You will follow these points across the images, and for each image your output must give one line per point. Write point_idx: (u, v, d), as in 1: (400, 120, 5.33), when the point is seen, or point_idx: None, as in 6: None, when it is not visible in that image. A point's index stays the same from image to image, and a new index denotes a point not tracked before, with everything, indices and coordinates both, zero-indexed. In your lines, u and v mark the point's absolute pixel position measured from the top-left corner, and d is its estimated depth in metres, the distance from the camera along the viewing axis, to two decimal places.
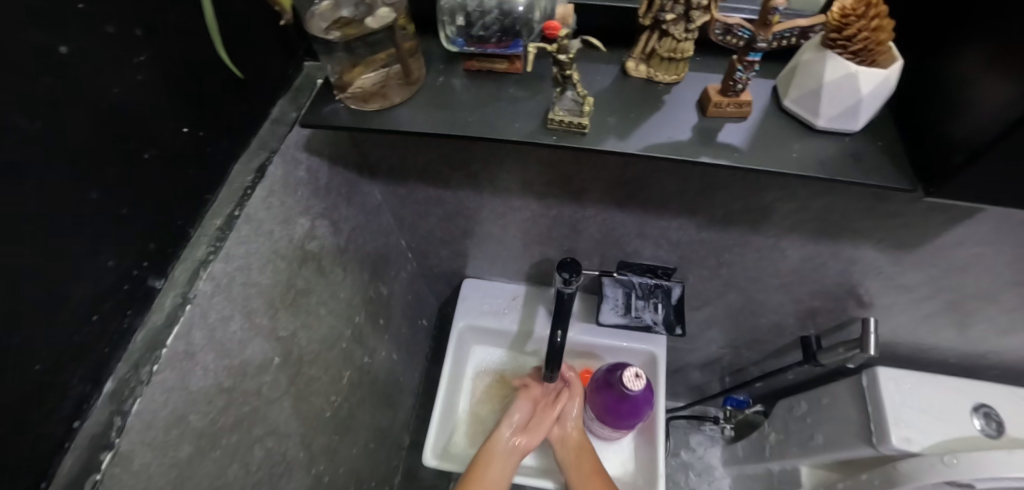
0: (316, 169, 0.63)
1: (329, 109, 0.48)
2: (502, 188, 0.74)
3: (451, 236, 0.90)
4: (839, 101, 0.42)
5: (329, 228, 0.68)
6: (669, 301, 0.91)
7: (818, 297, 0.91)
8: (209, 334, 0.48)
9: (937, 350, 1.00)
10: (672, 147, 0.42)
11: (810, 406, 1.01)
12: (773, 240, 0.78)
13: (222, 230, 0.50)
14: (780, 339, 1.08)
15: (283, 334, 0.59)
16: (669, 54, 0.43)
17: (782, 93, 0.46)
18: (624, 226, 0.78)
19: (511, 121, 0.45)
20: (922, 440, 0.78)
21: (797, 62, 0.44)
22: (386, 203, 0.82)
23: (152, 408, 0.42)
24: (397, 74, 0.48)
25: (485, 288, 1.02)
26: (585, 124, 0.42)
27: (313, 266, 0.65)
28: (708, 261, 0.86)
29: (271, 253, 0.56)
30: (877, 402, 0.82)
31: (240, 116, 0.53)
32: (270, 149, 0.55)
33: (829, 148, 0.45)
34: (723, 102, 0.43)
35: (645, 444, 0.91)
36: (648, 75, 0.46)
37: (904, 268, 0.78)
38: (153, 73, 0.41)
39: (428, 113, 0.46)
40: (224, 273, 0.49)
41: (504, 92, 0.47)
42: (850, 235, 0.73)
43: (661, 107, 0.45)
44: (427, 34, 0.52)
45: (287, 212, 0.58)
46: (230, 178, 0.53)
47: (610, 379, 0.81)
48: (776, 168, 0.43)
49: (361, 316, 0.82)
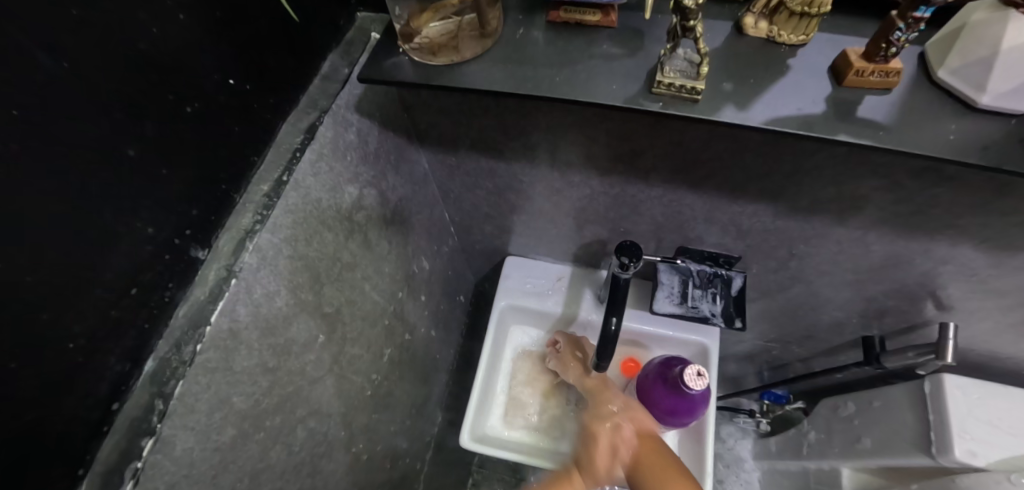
0: (366, 132, 0.57)
1: (391, 63, 0.42)
2: (560, 161, 0.67)
3: (498, 210, 0.85)
4: (1017, 73, 0.34)
5: (377, 197, 0.63)
6: (728, 292, 0.83)
7: (893, 297, 0.82)
8: (254, 310, 0.44)
9: (1014, 360, 0.90)
10: (802, 121, 0.36)
11: (859, 407, 0.94)
12: (857, 234, 0.69)
13: (270, 197, 0.45)
14: (837, 338, 1.00)
15: (328, 310, 0.55)
16: (801, 7, 0.36)
17: (936, 62, 0.38)
18: (691, 209, 0.71)
19: (607, 82, 0.38)
20: (988, 455, 0.71)
21: (961, 24, 0.36)
22: (433, 174, 0.77)
23: (194, 391, 0.39)
24: (471, 25, 0.42)
25: (529, 267, 0.97)
26: (699, 89, 0.36)
27: (359, 238, 0.60)
28: (777, 252, 0.78)
29: (319, 223, 0.51)
30: (940, 410, 0.75)
31: (288, 70, 0.47)
32: (320, 108, 0.50)
33: (995, 131, 0.37)
34: (868, 69, 0.36)
35: (691, 442, 0.86)
36: (768, 34, 0.39)
37: (1004, 272, 0.69)
38: (195, 14, 0.36)
39: (505, 71, 0.40)
40: (271, 245, 0.45)
41: (597, 50, 0.40)
42: (951, 233, 0.64)
43: (786, 72, 0.38)
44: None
45: (335, 179, 0.53)
46: (278, 139, 0.48)
47: (666, 373, 0.75)
48: (928, 152, 0.35)
49: (402, 291, 0.77)
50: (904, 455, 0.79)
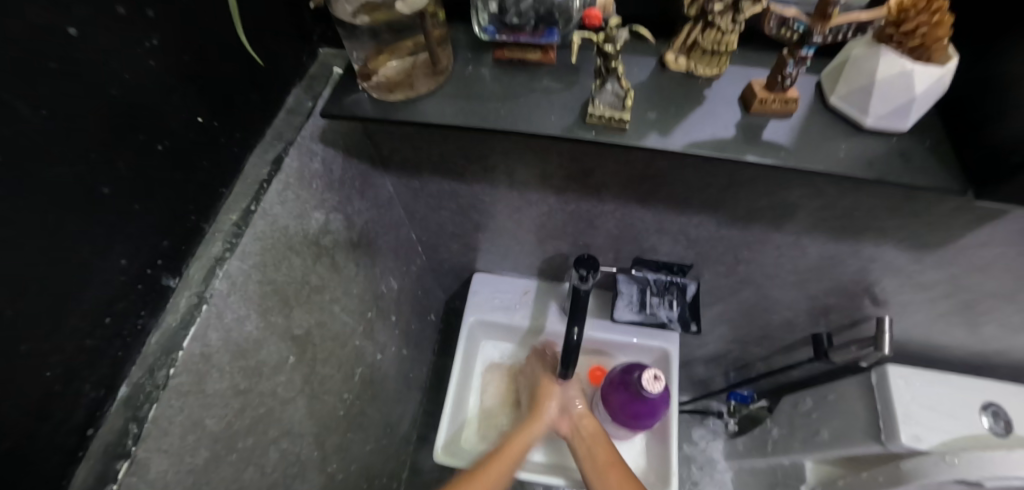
0: (331, 160, 0.60)
1: (352, 99, 0.45)
2: (518, 181, 0.72)
3: (463, 229, 0.88)
4: (889, 99, 0.40)
5: (343, 221, 0.65)
6: (684, 298, 0.89)
7: (832, 295, 0.89)
8: (226, 334, 0.46)
9: (947, 348, 0.98)
10: (716, 145, 0.41)
11: (816, 402, 1.00)
12: (793, 239, 0.76)
13: (239, 225, 0.48)
14: (789, 336, 1.06)
15: (298, 332, 0.58)
16: (713, 46, 0.41)
17: (829, 90, 0.44)
18: (643, 221, 0.76)
19: (547, 115, 0.43)
20: (933, 437, 0.78)
21: (845, 58, 0.42)
22: (398, 196, 0.80)
23: (168, 415, 0.41)
24: (424, 64, 0.46)
25: (497, 283, 1.01)
26: (625, 120, 0.41)
27: (327, 261, 0.62)
28: (726, 258, 0.84)
29: (287, 249, 0.54)
30: (886, 400, 0.82)
31: (254, 106, 0.50)
32: (286, 140, 0.53)
33: (879, 148, 0.43)
34: (769, 98, 0.41)
35: (658, 444, 0.90)
36: (687, 69, 0.44)
37: (924, 267, 0.77)
38: (165, 58, 0.39)
39: (456, 105, 0.44)
40: (241, 271, 0.47)
41: (539, 85, 0.45)
42: (875, 234, 0.71)
43: (702, 102, 0.44)
44: (457, 20, 0.49)
45: (302, 206, 0.55)
46: (246, 171, 0.50)
47: (626, 380, 0.79)
48: (822, 168, 0.41)
49: (373, 312, 0.80)
50: (860, 444, 0.85)
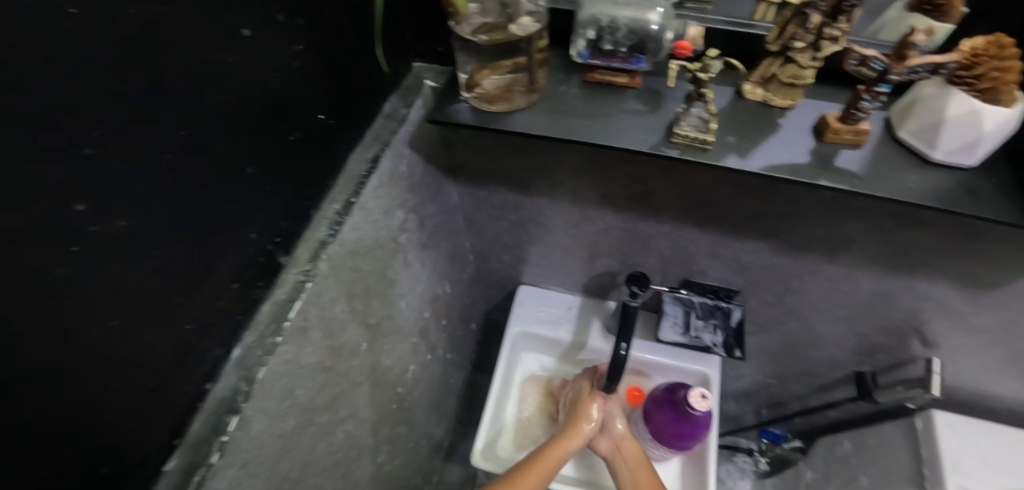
0: (414, 165, 0.66)
1: (454, 108, 0.51)
2: (580, 197, 0.76)
3: (517, 241, 0.92)
4: (958, 136, 0.43)
5: (417, 222, 0.71)
6: (728, 324, 0.90)
7: (881, 333, 0.89)
8: (321, 312, 0.51)
9: (999, 398, 0.96)
10: (792, 169, 0.44)
11: (855, 446, 1.02)
12: (845, 272, 0.77)
13: (341, 214, 0.53)
14: (832, 374, 1.06)
15: (372, 321, 0.62)
16: (789, 80, 0.45)
17: (898, 124, 0.47)
18: (696, 244, 0.79)
19: (633, 132, 0.47)
20: (981, 487, 0.78)
21: (916, 96, 0.45)
22: (461, 205, 0.85)
23: (272, 379, 0.45)
24: (522, 81, 0.50)
25: (541, 296, 1.05)
26: (708, 141, 0.44)
27: (401, 258, 0.67)
28: (774, 287, 0.85)
29: (374, 242, 0.59)
30: (932, 447, 0.83)
31: (362, 109, 0.56)
32: (383, 142, 0.58)
33: (949, 183, 0.45)
34: (842, 129, 0.45)
35: (694, 469, 0.91)
36: (763, 98, 0.48)
37: (979, 310, 0.77)
38: (306, 61, 0.45)
39: (549, 119, 0.49)
40: (338, 256, 0.52)
41: (625, 104, 0.49)
42: (931, 272, 0.72)
43: (777, 129, 0.47)
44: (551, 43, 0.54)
45: (388, 204, 0.61)
46: (349, 166, 0.56)
47: (671, 399, 0.81)
48: (891, 196, 0.44)
49: (428, 313, 0.84)
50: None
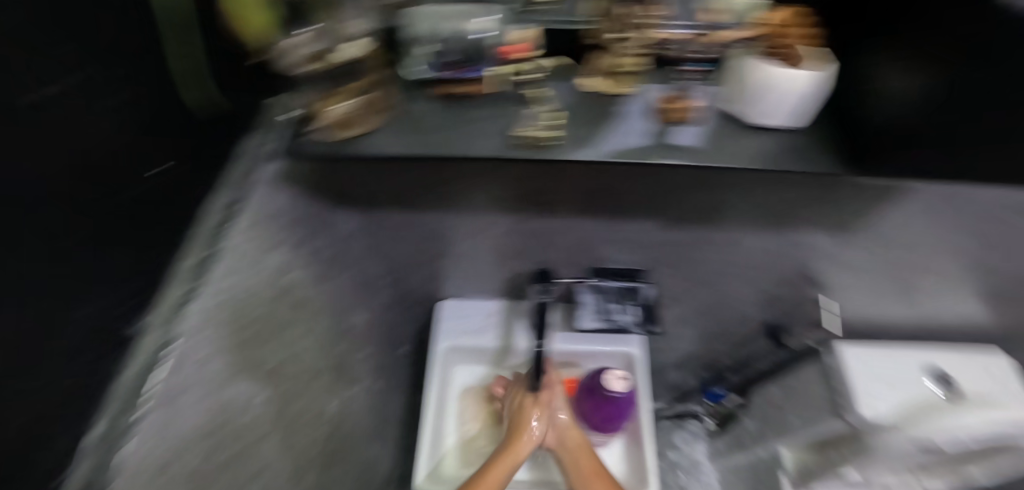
0: (289, 201, 0.64)
1: (308, 142, 0.52)
2: (473, 205, 0.76)
3: (425, 258, 0.91)
4: (770, 97, 0.50)
5: (306, 257, 0.68)
6: (642, 301, 0.93)
7: (781, 285, 0.96)
8: (195, 373, 0.50)
9: None
10: (626, 152, 0.51)
11: (783, 392, 1.05)
12: (733, 235, 0.82)
13: (198, 271, 0.53)
14: (749, 330, 1.12)
15: (267, 368, 0.60)
16: (616, 68, 0.52)
17: (726, 95, 0.54)
18: (592, 233, 0.81)
19: (482, 142, 0.52)
20: (889, 406, 0.78)
21: (733, 69, 0.53)
22: (359, 232, 0.82)
23: (147, 447, 0.44)
24: (372, 101, 0.52)
25: (462, 308, 1.02)
26: (550, 139, 0.51)
27: (291, 298, 0.65)
28: (675, 261, 0.89)
29: (247, 291, 0.56)
30: (844, 375, 0.83)
31: (198, 166, 0.57)
32: (243, 190, 0.58)
33: (764, 147, 0.52)
34: (669, 110, 0.52)
35: (633, 446, 0.94)
36: (610, 87, 0.56)
37: (852, 249, 0.85)
38: (106, 133, 0.46)
39: (405, 138, 0.52)
40: (204, 312, 0.51)
41: (473, 115, 0.54)
42: (805, 223, 0.78)
43: (614, 121, 0.54)
44: (386, 67, 0.55)
45: (262, 247, 0.59)
46: (199, 224, 0.56)
47: (592, 384, 0.83)
48: (716, 163, 0.51)
49: (342, 347, 0.81)
50: (825, 422, 0.86)
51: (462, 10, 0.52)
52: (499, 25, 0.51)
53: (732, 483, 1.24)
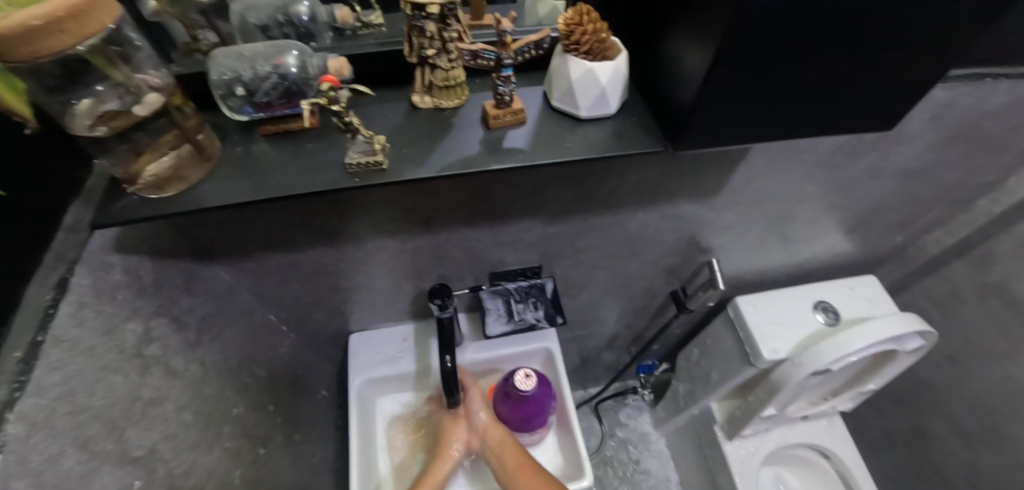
0: (136, 267, 0.60)
1: (122, 205, 0.47)
2: (351, 234, 0.75)
3: (320, 296, 0.89)
4: (587, 93, 0.51)
5: (171, 322, 0.64)
6: (545, 297, 0.96)
7: (669, 254, 1.03)
8: (36, 479, 0.44)
9: (771, 270, 1.18)
10: (464, 163, 0.49)
11: (700, 351, 1.21)
12: (612, 219, 0.87)
13: (26, 362, 0.45)
14: (655, 301, 1.19)
15: (138, 453, 0.56)
16: (444, 82, 0.50)
17: (550, 95, 0.54)
18: (479, 240, 0.83)
19: (315, 174, 0.49)
20: (783, 344, 1.02)
21: (552, 68, 0.52)
22: (238, 282, 0.78)
23: None
24: (189, 154, 0.49)
25: (373, 338, 1.01)
26: (380, 161, 0.48)
27: (158, 370, 0.61)
28: (566, 252, 0.93)
29: (101, 370, 0.52)
30: (745, 328, 1.05)
31: (26, 236, 0.49)
32: (70, 260, 0.52)
33: (599, 132, 0.53)
34: (500, 113, 0.51)
35: (564, 435, 0.97)
36: (434, 104, 0.53)
37: (718, 212, 0.93)
38: None
39: (233, 183, 0.49)
40: (38, 408, 0.45)
41: (304, 146, 0.52)
42: (670, 196, 0.85)
43: (451, 130, 0.52)
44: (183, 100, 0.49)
45: (108, 322, 0.54)
46: (24, 303, 0.47)
47: (506, 388, 0.85)
48: (554, 158, 0.51)
49: (240, 407, 0.77)
50: (741, 370, 1.07)
51: (255, 50, 0.49)
52: (318, 53, 0.50)
53: (682, 440, 1.38)
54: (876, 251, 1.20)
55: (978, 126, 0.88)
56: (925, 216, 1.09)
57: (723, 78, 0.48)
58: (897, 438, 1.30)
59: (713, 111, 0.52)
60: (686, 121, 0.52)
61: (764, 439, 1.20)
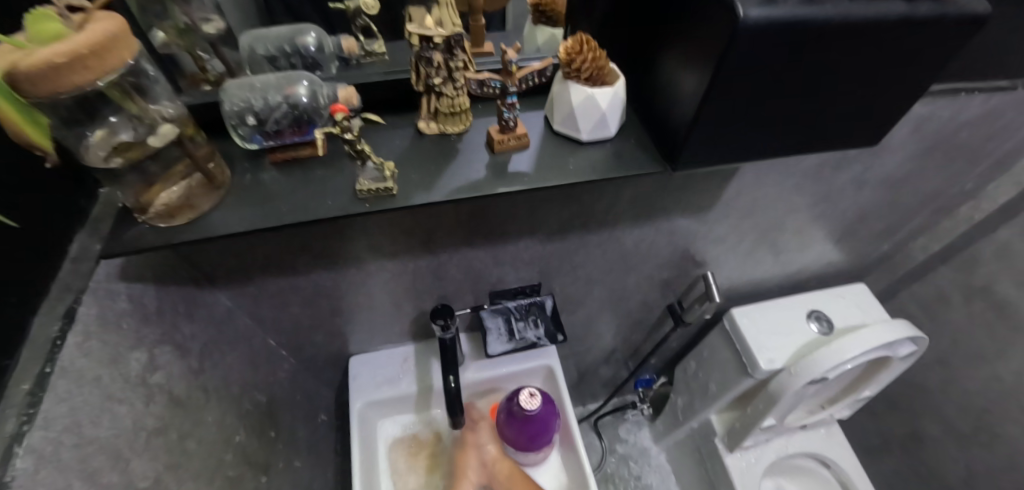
0: (140, 294, 0.59)
1: (133, 233, 0.48)
2: (352, 256, 0.76)
3: (320, 319, 0.88)
4: (589, 117, 0.52)
5: (174, 350, 0.64)
6: (545, 314, 0.97)
7: (664, 268, 1.04)
8: None
9: (764, 280, 1.20)
10: (472, 188, 0.51)
11: (697, 363, 1.22)
12: (608, 235, 0.88)
13: (34, 393, 0.45)
14: (652, 314, 1.20)
15: (143, 485, 0.55)
16: (449, 110, 0.52)
17: (552, 120, 0.55)
18: (478, 260, 0.84)
19: (325, 201, 0.50)
20: (777, 354, 1.03)
21: (553, 95, 0.54)
22: (238, 308, 0.78)
23: None
24: (200, 184, 0.50)
25: (372, 360, 1.01)
26: (390, 187, 0.49)
27: (162, 399, 0.60)
28: (564, 268, 0.94)
29: (106, 401, 0.51)
30: (741, 339, 1.06)
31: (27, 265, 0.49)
32: (76, 289, 0.52)
33: (601, 154, 0.55)
34: (504, 138, 0.53)
35: (568, 452, 0.96)
36: (439, 130, 0.54)
37: (711, 225, 0.94)
38: None
39: (242, 211, 0.50)
40: (46, 441, 0.44)
41: (313, 173, 0.53)
42: (664, 211, 0.86)
43: (457, 155, 0.54)
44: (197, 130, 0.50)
45: (113, 351, 0.54)
46: (31, 335, 0.48)
47: (510, 407, 0.85)
48: (558, 181, 0.52)
49: (241, 434, 0.76)
50: (738, 380, 1.09)
51: (267, 81, 0.50)
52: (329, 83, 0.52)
53: (682, 454, 1.37)
54: (863, 259, 1.23)
55: (956, 136, 0.91)
56: (908, 224, 1.13)
57: (718, 101, 0.50)
58: (894, 445, 1.31)
59: (709, 132, 0.54)
60: (683, 142, 0.54)
61: (764, 450, 1.21)
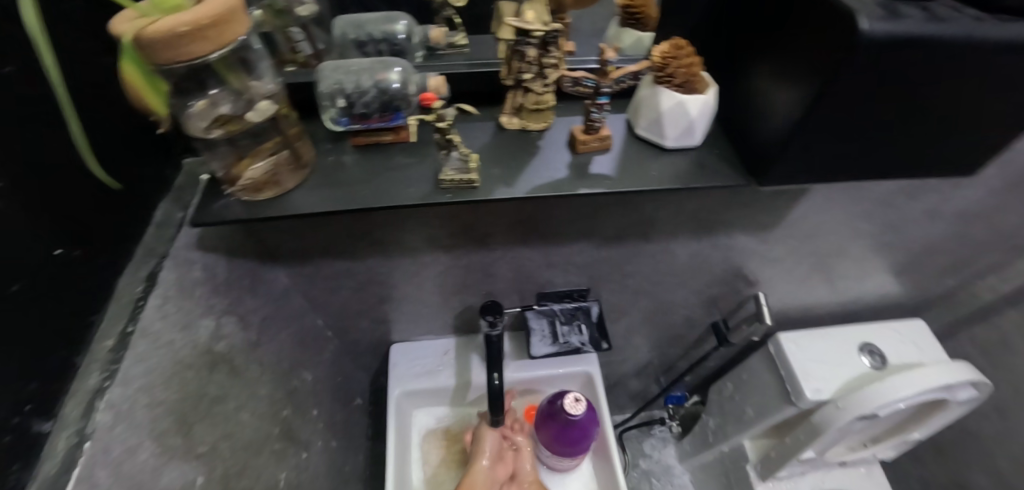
0: (213, 265, 0.61)
1: (220, 205, 0.49)
2: (408, 246, 0.76)
3: (367, 304, 0.89)
4: (677, 124, 0.51)
5: (237, 322, 0.65)
6: (590, 320, 0.95)
7: (714, 285, 1.01)
8: (116, 469, 0.44)
9: (816, 307, 1.15)
10: (553, 187, 0.50)
11: (735, 385, 1.18)
12: (664, 246, 0.86)
13: (116, 351, 0.47)
14: (695, 331, 1.17)
15: (202, 450, 0.56)
16: (535, 106, 0.52)
17: (635, 124, 0.55)
18: (531, 260, 0.84)
19: (406, 188, 0.50)
20: (826, 385, 0.99)
21: (639, 98, 0.53)
22: (294, 287, 0.79)
23: None
24: (286, 161, 0.50)
25: (412, 350, 1.02)
26: (473, 178, 0.49)
27: (224, 368, 0.62)
28: (614, 276, 0.93)
29: (175, 365, 0.53)
30: (786, 364, 1.02)
31: (117, 226, 0.51)
32: (159, 254, 0.54)
33: (684, 163, 0.53)
34: (588, 139, 0.52)
35: (601, 464, 0.94)
36: (522, 126, 0.55)
37: (771, 245, 0.91)
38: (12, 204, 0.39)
39: (325, 192, 0.50)
40: (124, 399, 0.46)
41: (395, 160, 0.54)
42: (725, 227, 0.84)
43: (537, 152, 0.53)
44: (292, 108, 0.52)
45: (186, 317, 0.55)
46: (117, 292, 0.50)
47: (553, 410, 0.84)
48: (640, 187, 0.51)
49: (287, 410, 0.78)
50: (778, 407, 1.05)
51: (362, 64, 0.51)
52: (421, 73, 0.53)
53: (709, 478, 1.33)
54: (924, 295, 1.17)
55: None
56: (980, 261, 1.06)
57: (818, 120, 0.48)
58: None
59: (801, 151, 0.51)
60: (773, 158, 0.52)
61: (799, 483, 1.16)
